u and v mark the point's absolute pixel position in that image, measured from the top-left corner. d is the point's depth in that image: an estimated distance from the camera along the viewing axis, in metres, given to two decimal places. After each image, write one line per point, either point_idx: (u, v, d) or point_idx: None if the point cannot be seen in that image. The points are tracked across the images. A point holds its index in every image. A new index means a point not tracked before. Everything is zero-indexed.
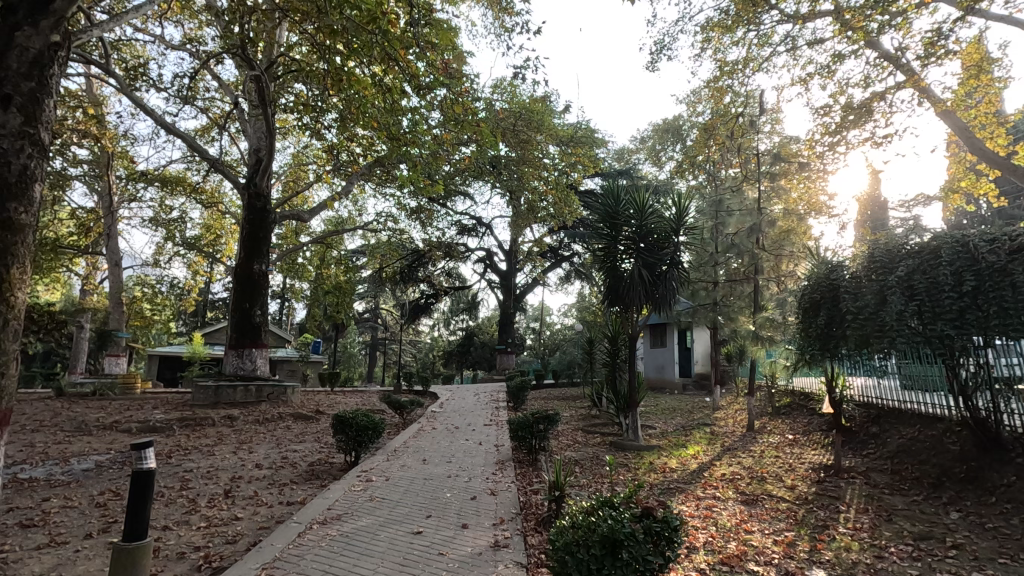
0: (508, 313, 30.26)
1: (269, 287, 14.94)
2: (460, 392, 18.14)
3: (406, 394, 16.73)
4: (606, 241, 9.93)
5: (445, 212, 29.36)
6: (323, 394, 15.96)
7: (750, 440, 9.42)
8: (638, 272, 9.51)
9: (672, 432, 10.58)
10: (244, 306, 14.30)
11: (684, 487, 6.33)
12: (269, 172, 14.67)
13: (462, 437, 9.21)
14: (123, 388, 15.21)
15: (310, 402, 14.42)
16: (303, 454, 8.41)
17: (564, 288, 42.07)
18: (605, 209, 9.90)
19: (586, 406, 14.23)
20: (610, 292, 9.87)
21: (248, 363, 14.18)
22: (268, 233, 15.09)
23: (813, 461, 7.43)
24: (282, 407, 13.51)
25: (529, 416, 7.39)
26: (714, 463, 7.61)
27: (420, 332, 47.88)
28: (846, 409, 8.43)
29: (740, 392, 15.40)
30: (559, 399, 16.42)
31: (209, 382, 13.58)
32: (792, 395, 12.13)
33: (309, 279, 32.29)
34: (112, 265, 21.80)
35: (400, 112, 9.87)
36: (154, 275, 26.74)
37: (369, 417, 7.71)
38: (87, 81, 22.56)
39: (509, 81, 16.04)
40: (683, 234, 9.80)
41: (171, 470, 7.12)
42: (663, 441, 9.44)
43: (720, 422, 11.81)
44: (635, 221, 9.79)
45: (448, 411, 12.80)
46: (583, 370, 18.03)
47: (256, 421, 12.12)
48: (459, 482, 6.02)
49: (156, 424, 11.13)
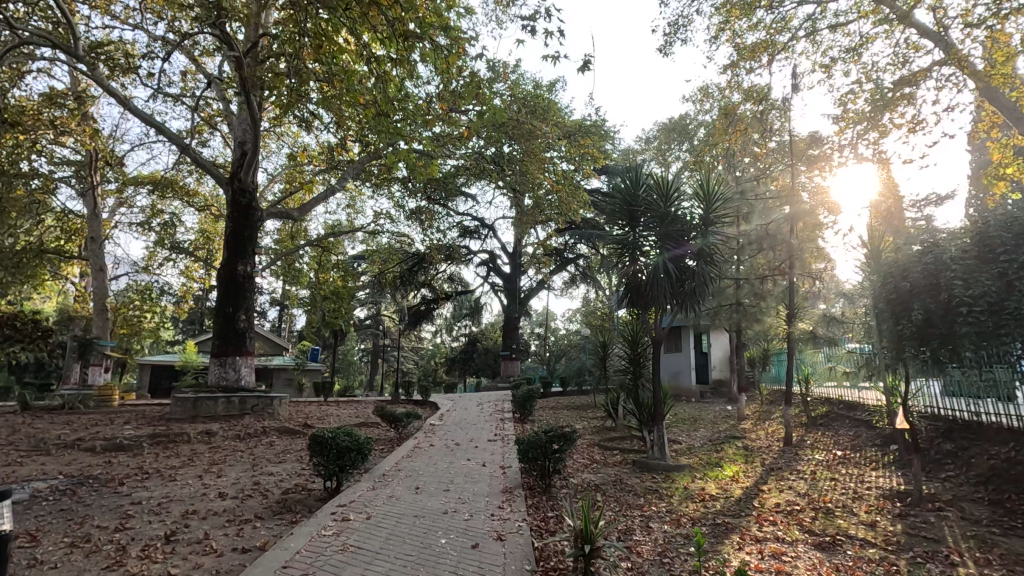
0: (512, 318, 29.20)
1: (255, 290, 13.81)
2: (462, 401, 17.05)
3: (405, 405, 15.61)
4: (624, 232, 8.76)
5: (446, 214, 28.31)
6: (315, 405, 14.83)
7: (793, 457, 8.25)
8: (661, 267, 8.29)
9: (699, 447, 9.43)
10: (227, 310, 13.17)
11: (734, 523, 5.14)
12: (255, 167, 13.58)
13: (462, 456, 8.07)
14: (99, 401, 14.11)
15: (300, 414, 13.27)
16: (278, 479, 7.26)
17: (570, 292, 40.88)
18: (622, 196, 8.72)
19: (600, 417, 13.08)
20: (629, 291, 8.71)
21: (232, 372, 12.99)
22: (253, 231, 13.99)
23: (881, 485, 6.25)
24: (268, 420, 12.38)
25: (541, 435, 6.24)
26: (761, 487, 6.44)
27: (423, 338, 46.80)
28: (909, 423, 7.27)
29: (765, 400, 14.24)
30: (569, 408, 15.27)
31: (189, 393, 12.44)
32: (829, 404, 10.97)
33: (306, 285, 31.25)
34: (96, 270, 20.81)
35: (391, 91, 8.79)
36: (145, 281, 25.80)
37: (353, 436, 6.56)
38: (73, 79, 21.71)
39: (511, 71, 15.07)
40: (713, 223, 8.57)
41: (114, 502, 5.96)
42: (693, 459, 8.28)
43: (751, 435, 10.65)
44: (656, 209, 8.58)
45: (448, 424, 11.68)
46: (593, 377, 16.93)
47: (237, 437, 10.98)
48: (458, 522, 4.85)
49: (123, 441, 9.98)
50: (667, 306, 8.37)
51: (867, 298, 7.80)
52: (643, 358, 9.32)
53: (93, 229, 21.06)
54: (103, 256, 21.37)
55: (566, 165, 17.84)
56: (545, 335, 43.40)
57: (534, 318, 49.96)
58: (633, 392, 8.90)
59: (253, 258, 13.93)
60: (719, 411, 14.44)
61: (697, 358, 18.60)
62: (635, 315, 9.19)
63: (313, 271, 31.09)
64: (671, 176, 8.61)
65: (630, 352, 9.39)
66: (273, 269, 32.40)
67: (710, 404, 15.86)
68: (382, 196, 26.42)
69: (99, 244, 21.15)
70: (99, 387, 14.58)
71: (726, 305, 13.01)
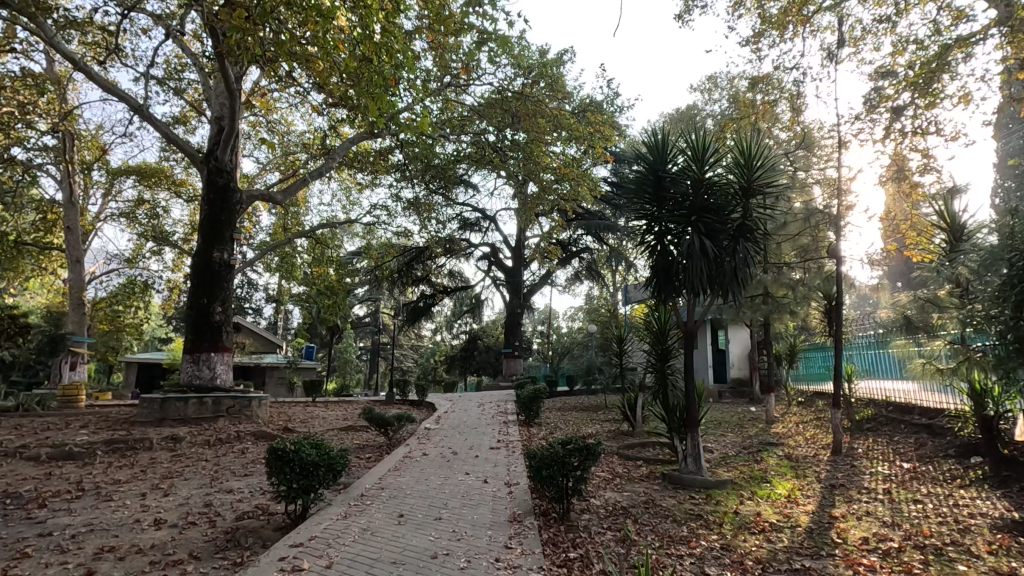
0: (515, 313, 27.94)
1: (234, 280, 12.54)
2: (462, 401, 15.79)
3: (400, 405, 14.37)
4: (651, 204, 7.42)
5: (446, 205, 27.08)
6: (300, 405, 13.58)
7: (853, 469, 6.99)
8: (698, 244, 6.94)
9: (734, 456, 8.15)
10: (202, 302, 11.93)
11: (820, 571, 3.86)
12: (233, 144, 12.31)
13: (460, 470, 6.81)
14: (64, 402, 12.87)
15: (282, 417, 12.01)
16: (237, 499, 6.00)
17: (573, 287, 39.65)
18: (648, 162, 7.39)
19: (615, 419, 11.82)
20: (659, 274, 7.38)
21: (206, 370, 11.73)
22: (232, 215, 12.72)
23: (986, 511, 4.98)
24: (244, 423, 11.10)
25: (558, 448, 4.94)
26: (833, 514, 5.16)
27: (423, 336, 45.61)
28: (1001, 431, 6.01)
29: (794, 400, 12.98)
30: (577, 409, 14.06)
31: (157, 394, 11.19)
32: (878, 406, 9.70)
33: (300, 281, 30.00)
34: (73, 261, 19.52)
35: (383, 43, 7.61)
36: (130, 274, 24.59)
37: (323, 449, 5.29)
38: (50, 60, 20.47)
39: (514, 44, 13.89)
40: (758, 193, 7.19)
41: (15, 536, 4.70)
42: (733, 472, 7.00)
43: (789, 441, 9.39)
44: (691, 176, 7.23)
45: (446, 429, 10.40)
46: (604, 376, 15.65)
47: (205, 443, 9.72)
48: (451, 573, 3.56)
49: (72, 449, 8.73)
50: (704, 291, 7.03)
51: (945, 282, 6.52)
52: (673, 353, 7.96)
53: (70, 218, 19.79)
54: (81, 248, 20.08)
55: (573, 147, 16.58)
56: (548, 332, 42.24)
57: (537, 315, 48.72)
58: (660, 392, 7.61)
59: (231, 244, 12.67)
60: (743, 412, 13.18)
61: (714, 356, 17.37)
62: (663, 305, 7.86)
63: (307, 265, 29.85)
64: (707, 137, 7.24)
65: (654, 347, 8.04)
66: (266, 264, 31.18)
67: (730, 405, 14.64)
68: (378, 186, 25.29)
69: (76, 234, 19.87)
70: (64, 387, 13.33)
71: (754, 296, 11.75)
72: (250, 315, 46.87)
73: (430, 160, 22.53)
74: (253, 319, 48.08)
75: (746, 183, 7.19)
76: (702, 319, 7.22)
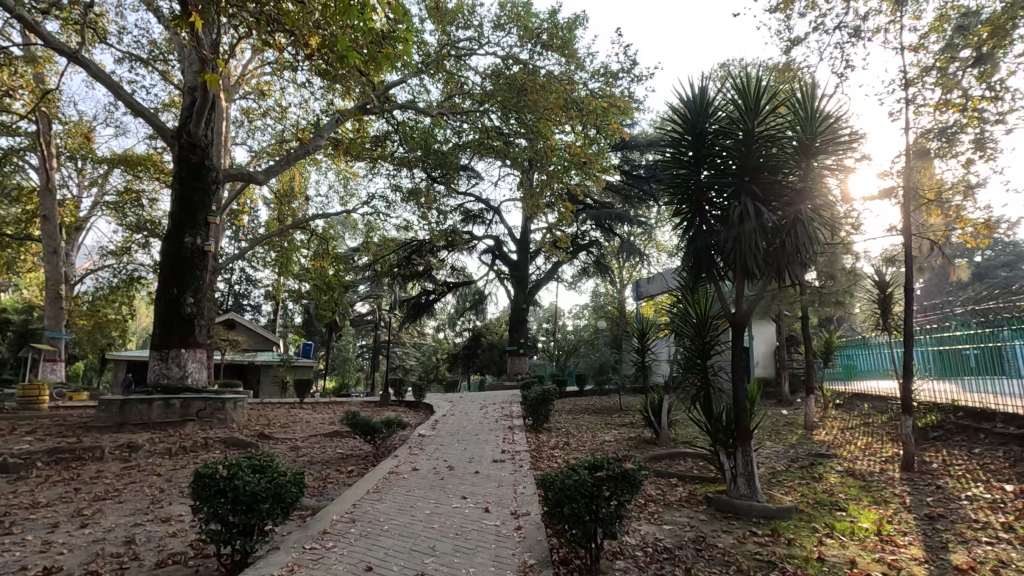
0: (520, 309, 26.60)
1: (208, 267, 11.22)
2: (463, 402, 14.50)
3: (395, 408, 13.09)
4: (689, 164, 6.07)
5: (447, 196, 25.88)
6: (283, 408, 12.31)
7: (945, 493, 5.64)
8: (749, 210, 5.53)
9: (786, 472, 6.82)
10: (171, 292, 10.63)
11: None
12: (206, 115, 10.98)
13: (457, 493, 5.50)
14: (21, 403, 11.63)
15: (261, 420, 10.72)
16: (170, 533, 4.70)
17: (580, 283, 38.45)
18: (685, 114, 6.04)
19: (634, 425, 10.47)
20: (699, 250, 6.01)
21: (175, 368, 10.44)
22: (206, 195, 11.40)
23: None
24: (216, 428, 9.82)
25: (585, 477, 3.62)
26: (956, 565, 3.82)
27: (424, 333, 44.24)
28: None
29: (833, 403, 11.66)
30: (590, 412, 12.74)
31: (117, 395, 9.92)
32: (943, 410, 8.36)
33: (296, 276, 28.84)
34: (50, 252, 18.28)
35: None
36: (115, 267, 23.39)
37: (272, 474, 3.95)
38: (27, 39, 19.25)
39: (522, 9, 12.67)
40: (823, 148, 5.72)
41: None
42: (797, 496, 5.65)
43: (842, 452, 8.09)
44: (740, 129, 5.81)
45: (444, 436, 9.10)
46: (618, 375, 14.35)
47: (166, 453, 8.44)
48: None
49: (4, 462, 7.45)
50: (756, 269, 5.61)
51: None
52: (716, 348, 6.43)
53: (47, 206, 18.59)
54: (57, 238, 18.82)
55: (583, 128, 15.32)
56: (554, 329, 41.12)
57: (542, 312, 47.55)
58: (702, 395, 6.11)
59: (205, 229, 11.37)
60: (776, 415, 11.84)
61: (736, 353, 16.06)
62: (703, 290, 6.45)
63: (304, 260, 28.71)
64: (759, 80, 5.85)
65: (695, 339, 6.46)
66: (261, 258, 29.99)
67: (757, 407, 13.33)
68: (378, 173, 24.16)
69: (53, 224, 18.65)
70: (23, 386, 12.09)
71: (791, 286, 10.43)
72: (248, 313, 45.63)
73: (431, 147, 21.29)
74: (251, 317, 46.90)
75: (810, 134, 5.71)
76: (754, 304, 5.78)
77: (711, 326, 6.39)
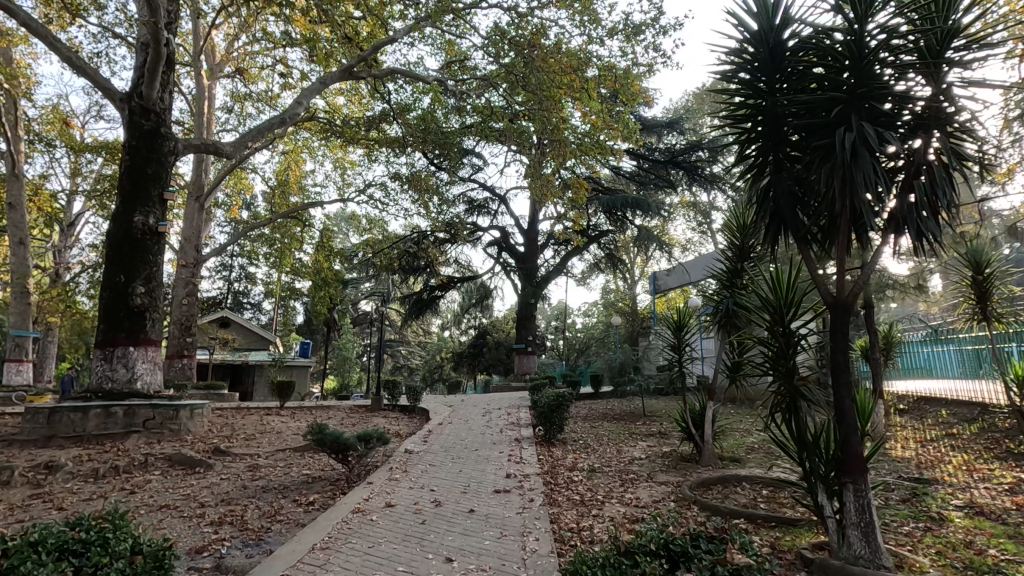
0: (527, 305, 24.90)
1: (162, 252, 9.59)
2: (465, 407, 12.83)
3: (385, 415, 11.42)
4: (765, 90, 4.48)
5: (449, 185, 24.33)
6: (256, 416, 10.71)
7: None
8: (862, 135, 3.78)
9: (887, 510, 5.08)
10: (117, 280, 9.02)
11: None
12: (159, 72, 9.38)
13: (440, 553, 3.82)
14: None
15: (225, 431, 9.09)
16: None
17: (590, 279, 36.84)
18: (753, 22, 4.45)
19: (666, 438, 8.79)
20: (783, 203, 4.33)
21: (122, 369, 8.83)
22: (162, 168, 9.80)
23: None
24: (165, 442, 8.19)
25: None
26: None
27: (429, 332, 42.62)
28: None
29: (897, 410, 9.92)
30: (610, 420, 11.04)
31: (50, 402, 8.30)
32: None
33: (291, 271, 27.41)
34: (17, 243, 16.82)
35: None
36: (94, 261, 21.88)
37: (105, 559, 2.30)
38: None
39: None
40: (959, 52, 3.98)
41: None
42: (933, 556, 3.91)
43: (943, 476, 6.31)
44: (837, 30, 4.12)
45: (437, 452, 7.46)
46: (640, 376, 12.67)
47: (90, 476, 6.78)
48: None
49: None
50: (873, 223, 3.82)
51: None
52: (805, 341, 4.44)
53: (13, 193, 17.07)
54: (24, 227, 17.28)
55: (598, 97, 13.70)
56: (563, 327, 39.54)
57: (550, 310, 45.87)
58: (786, 406, 4.26)
59: (163, 208, 9.83)
60: None
61: None
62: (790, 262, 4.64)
63: (300, 253, 27.25)
64: None
65: (772, 324, 4.50)
66: (256, 252, 28.58)
67: None
68: (377, 159, 22.61)
69: (20, 212, 17.12)
70: None
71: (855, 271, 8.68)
72: (248, 311, 44.27)
73: (431, 128, 19.75)
74: (252, 316, 45.60)
75: (939, 34, 4.03)
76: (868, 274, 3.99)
77: (797, 307, 4.43)
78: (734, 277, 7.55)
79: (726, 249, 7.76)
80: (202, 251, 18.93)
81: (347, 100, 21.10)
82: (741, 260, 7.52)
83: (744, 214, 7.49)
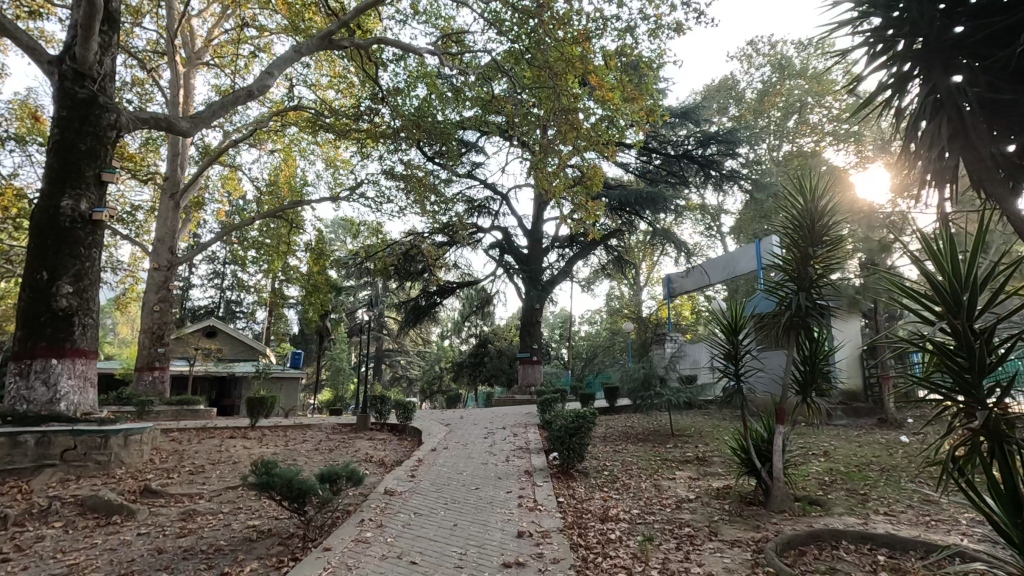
0: (532, 311, 23.25)
1: (97, 243, 7.98)
2: (465, 425, 11.20)
3: (370, 440, 9.78)
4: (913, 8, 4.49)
5: (447, 183, 22.78)
6: (215, 441, 9.05)
7: None
8: None
9: None
10: (38, 277, 7.41)
11: None
12: (96, 29, 7.85)
13: None
14: None
15: (170, 463, 7.41)
16: None
17: (596, 285, 35.20)
18: None
19: (711, 472, 7.14)
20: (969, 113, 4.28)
21: (41, 388, 7.17)
22: (101, 144, 8.23)
23: None
24: (89, 480, 6.50)
25: None
26: None
27: (429, 341, 40.87)
28: None
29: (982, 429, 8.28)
30: (634, 443, 9.42)
31: None
32: None
33: (281, 277, 25.79)
34: None
35: None
36: None
37: None
38: None
39: None
40: None
41: None
42: None
43: None
44: None
45: (426, 494, 5.80)
46: (666, 389, 11.22)
47: None
48: None
49: None
50: None
51: None
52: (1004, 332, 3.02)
53: None
54: None
55: (616, 71, 12.12)
56: (569, 335, 37.78)
57: (553, 318, 44.11)
58: (982, 443, 2.85)
59: (102, 192, 8.25)
60: (899, 447, 8.42)
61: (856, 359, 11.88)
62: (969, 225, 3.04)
63: (290, 258, 25.70)
64: None
65: (946, 322, 3.00)
66: (245, 257, 26.99)
67: (859, 431, 10.00)
68: (370, 154, 21.04)
69: None
70: None
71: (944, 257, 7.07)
72: (241, 321, 42.52)
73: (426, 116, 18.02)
74: (246, 326, 43.85)
75: None
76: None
77: (989, 291, 2.92)
78: (799, 268, 6.00)
79: (787, 233, 6.20)
80: (177, 253, 17.33)
81: (338, 91, 19.63)
82: (808, 246, 5.96)
83: (808, 188, 5.95)
